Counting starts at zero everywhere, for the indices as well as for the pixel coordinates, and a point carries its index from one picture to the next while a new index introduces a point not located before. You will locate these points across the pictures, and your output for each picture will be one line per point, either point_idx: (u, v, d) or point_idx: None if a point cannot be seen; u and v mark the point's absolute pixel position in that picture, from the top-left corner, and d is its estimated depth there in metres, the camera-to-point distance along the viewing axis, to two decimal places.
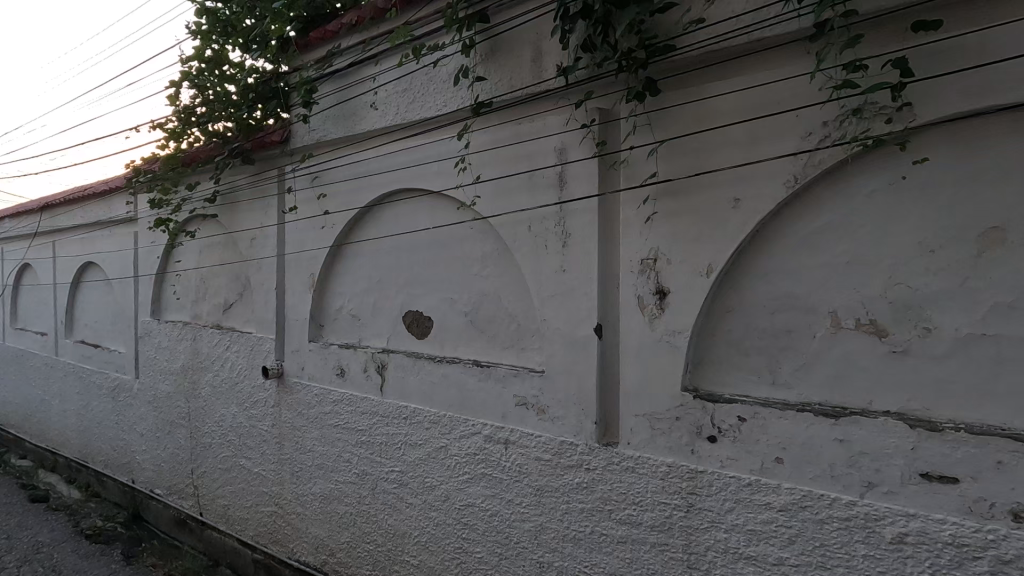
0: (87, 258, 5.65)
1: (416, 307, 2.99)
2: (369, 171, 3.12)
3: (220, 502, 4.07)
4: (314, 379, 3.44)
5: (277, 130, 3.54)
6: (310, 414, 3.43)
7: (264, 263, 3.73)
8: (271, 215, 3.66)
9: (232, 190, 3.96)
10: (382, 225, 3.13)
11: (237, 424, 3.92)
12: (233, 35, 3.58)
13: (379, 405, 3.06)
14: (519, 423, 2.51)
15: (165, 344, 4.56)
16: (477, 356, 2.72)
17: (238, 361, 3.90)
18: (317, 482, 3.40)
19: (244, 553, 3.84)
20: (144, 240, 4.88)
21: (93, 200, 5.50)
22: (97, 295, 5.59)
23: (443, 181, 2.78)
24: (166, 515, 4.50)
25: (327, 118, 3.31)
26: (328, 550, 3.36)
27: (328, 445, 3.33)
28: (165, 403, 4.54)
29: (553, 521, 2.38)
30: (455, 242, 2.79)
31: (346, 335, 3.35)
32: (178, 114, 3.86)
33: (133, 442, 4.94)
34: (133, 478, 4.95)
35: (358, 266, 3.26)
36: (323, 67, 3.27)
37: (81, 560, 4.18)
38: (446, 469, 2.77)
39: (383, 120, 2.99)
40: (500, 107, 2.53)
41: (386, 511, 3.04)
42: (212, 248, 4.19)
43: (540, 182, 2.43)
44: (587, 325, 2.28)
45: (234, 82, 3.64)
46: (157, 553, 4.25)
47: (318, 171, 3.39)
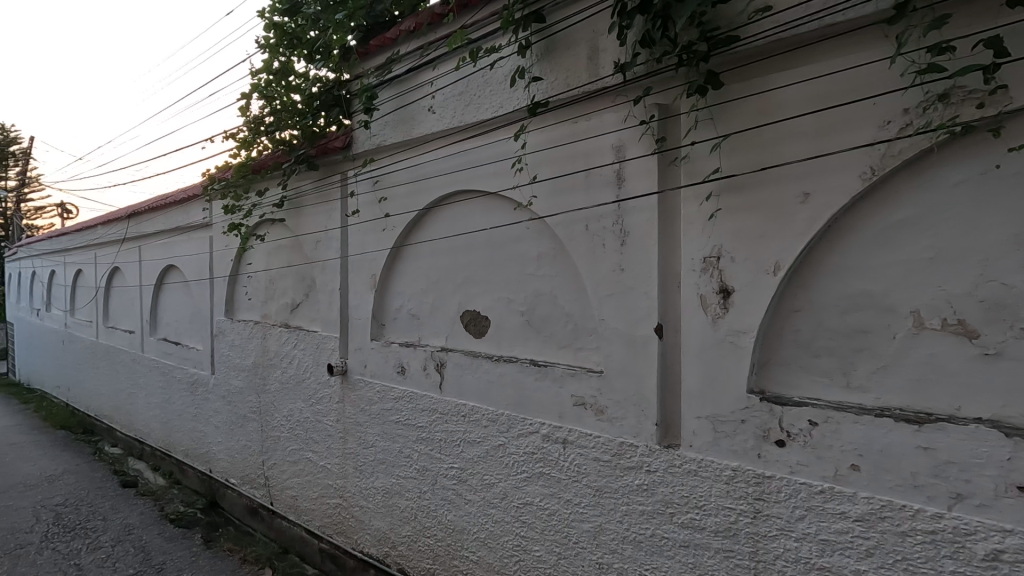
0: (168, 262, 6.05)
1: (473, 306, 3.03)
2: (427, 174, 3.19)
3: (289, 493, 4.27)
4: (375, 377, 3.55)
5: (340, 136, 3.69)
6: (372, 411, 3.54)
7: (328, 265, 3.89)
8: (335, 219, 3.81)
9: (298, 195, 4.13)
10: (439, 227, 3.19)
11: (304, 419, 4.10)
12: (299, 47, 3.72)
13: (438, 402, 3.13)
14: (577, 423, 2.50)
15: (237, 342, 4.83)
16: (534, 355, 2.73)
17: (305, 359, 4.08)
18: (379, 477, 3.52)
19: (312, 542, 4.02)
20: (218, 244, 5.18)
21: (173, 208, 5.90)
22: (177, 297, 5.99)
23: (500, 182, 2.80)
24: (241, 503, 4.77)
25: (387, 124, 3.41)
26: (390, 543, 3.46)
27: (389, 441, 3.43)
28: (238, 398, 4.81)
29: (613, 522, 2.36)
30: (511, 242, 2.81)
31: (406, 334, 3.44)
32: (248, 124, 4.06)
33: (209, 434, 5.26)
34: (210, 468, 5.28)
35: (417, 268, 3.34)
36: (383, 74, 3.37)
37: (166, 542, 4.49)
38: (503, 467, 2.79)
39: (441, 124, 3.05)
40: (556, 106, 2.53)
41: (445, 507, 3.11)
42: (280, 251, 4.40)
43: (597, 180, 2.41)
44: (645, 325, 2.25)
45: (299, 92, 3.79)
46: (232, 539, 4.51)
47: (379, 176, 3.49)
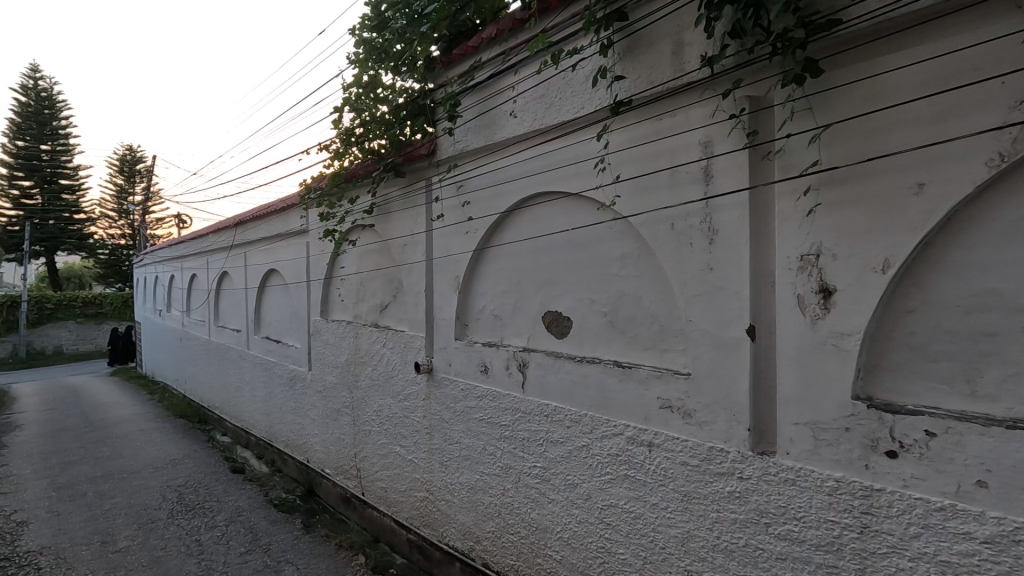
0: (270, 266, 6.56)
1: (555, 307, 3.05)
2: (509, 177, 3.25)
3: (379, 484, 4.50)
4: (459, 375, 3.66)
5: (424, 143, 3.84)
6: (457, 408, 3.65)
7: (415, 267, 4.06)
8: (420, 223, 3.97)
9: (386, 201, 4.35)
10: (521, 229, 3.24)
11: (393, 414, 4.31)
12: (386, 60, 3.86)
13: (521, 402, 3.18)
14: (663, 426, 2.45)
15: (331, 341, 5.15)
16: (618, 356, 2.71)
17: (393, 357, 4.28)
18: (464, 472, 3.62)
19: (401, 533, 4.21)
20: (314, 249, 5.55)
21: (274, 216, 6.39)
22: (278, 298, 6.47)
23: (582, 183, 2.80)
24: (335, 492, 5.08)
25: (470, 130, 3.51)
26: (474, 537, 3.56)
27: (474, 438, 3.52)
28: (333, 393, 5.13)
29: (702, 529, 2.29)
30: (593, 242, 2.80)
31: (489, 334, 3.52)
32: (340, 136, 4.31)
33: (307, 426, 5.64)
34: (307, 458, 5.66)
35: (499, 269, 3.40)
36: (466, 82, 3.47)
37: (271, 525, 4.86)
38: (587, 467, 2.79)
39: (522, 127, 3.10)
40: (640, 104, 2.50)
41: (529, 505, 3.15)
42: (370, 255, 4.64)
43: (683, 178, 2.35)
44: (737, 326, 2.17)
45: (387, 103, 3.98)
46: (328, 525, 4.81)
47: (462, 180, 3.60)
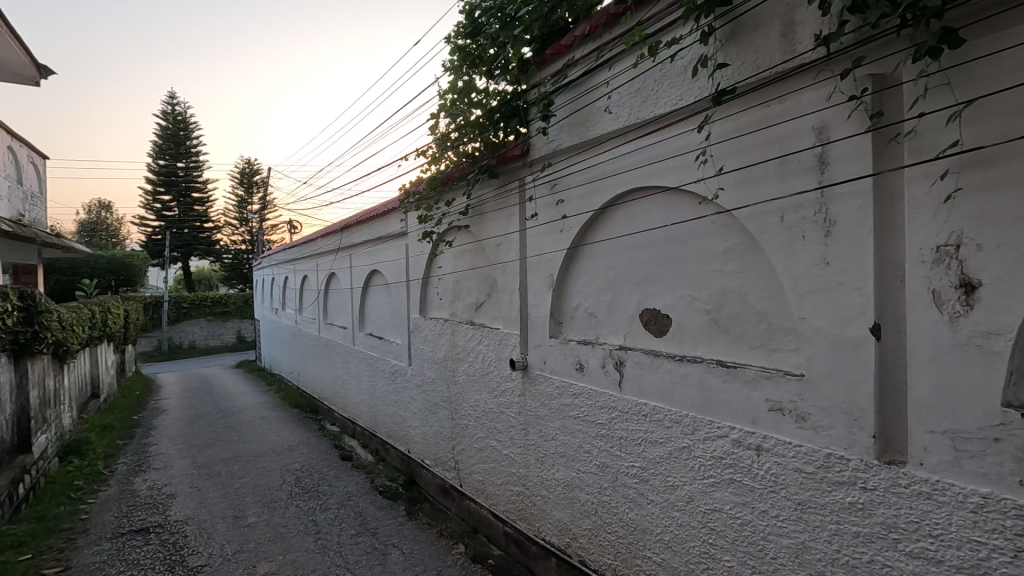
0: (373, 267, 6.97)
1: (653, 304, 2.99)
2: (603, 175, 3.23)
3: (477, 477, 4.64)
4: (555, 372, 3.69)
5: (518, 144, 3.90)
6: (552, 405, 3.69)
7: (509, 266, 4.15)
8: (515, 222, 4.04)
9: (481, 202, 4.47)
10: (616, 226, 3.21)
11: (489, 409, 4.43)
12: (479, 64, 3.91)
13: (618, 400, 3.15)
14: (773, 429, 2.33)
15: (430, 337, 5.38)
16: (721, 356, 2.60)
17: (489, 354, 4.40)
18: (560, 469, 3.65)
19: (497, 525, 4.32)
20: (413, 250, 5.83)
21: (376, 220, 6.78)
22: (380, 297, 6.87)
23: (681, 177, 2.72)
24: (435, 482, 5.31)
25: (563, 128, 3.52)
26: (571, 534, 3.57)
27: (569, 435, 3.54)
28: (432, 387, 5.36)
29: (819, 541, 2.15)
30: (693, 237, 2.71)
31: (584, 332, 3.51)
32: (437, 141, 4.46)
33: (407, 419, 5.94)
34: (408, 448, 5.96)
35: (594, 267, 3.39)
36: (559, 80, 3.48)
37: (377, 510, 5.18)
38: (689, 470, 2.71)
39: (617, 123, 3.07)
40: (745, 92, 2.38)
41: (627, 505, 3.11)
42: (465, 255, 4.80)
43: (795, 167, 2.21)
44: (858, 324, 2.01)
45: (481, 107, 4.05)
46: (429, 514, 5.03)
47: (556, 179, 3.62)
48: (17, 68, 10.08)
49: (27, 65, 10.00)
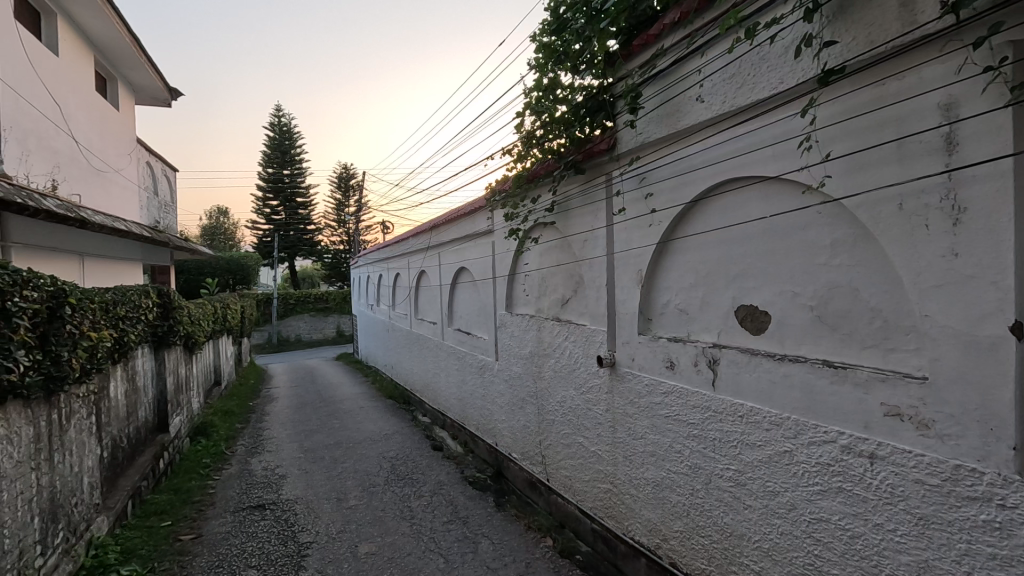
0: (461, 265, 7.19)
1: (750, 300, 2.84)
2: (695, 166, 3.11)
3: (564, 472, 4.67)
4: (643, 370, 3.62)
5: (604, 138, 3.87)
6: (641, 403, 3.62)
7: (596, 262, 4.12)
8: (602, 218, 4.01)
9: (567, 198, 4.47)
10: (710, 219, 3.08)
11: (576, 405, 4.43)
12: (565, 60, 3.84)
13: (712, 400, 3.03)
14: (889, 436, 2.14)
15: (517, 334, 5.47)
16: (828, 355, 2.43)
17: (576, 350, 4.40)
18: (649, 468, 3.58)
19: (585, 521, 4.32)
20: (499, 248, 5.94)
21: (464, 219, 6.98)
22: (468, 294, 7.07)
23: (782, 165, 2.57)
24: (522, 476, 5.41)
25: (652, 120, 3.44)
26: (661, 535, 3.50)
27: (659, 434, 3.46)
28: (519, 382, 5.45)
29: (946, 561, 1.95)
30: (796, 229, 2.55)
31: (675, 329, 3.41)
32: (521, 140, 4.41)
33: (495, 412, 6.08)
34: (496, 442, 6.11)
35: (686, 262, 3.28)
36: (647, 71, 3.39)
37: (467, 499, 5.35)
38: (791, 476, 2.56)
39: (710, 112, 2.95)
40: (856, 70, 2.20)
41: (721, 509, 2.99)
42: (552, 251, 4.81)
43: (916, 149, 2.01)
44: (994, 323, 1.79)
45: (566, 102, 3.92)
46: (517, 506, 5.13)
47: (644, 172, 3.54)
48: (153, 92, 11.40)
49: (161, 89, 11.25)
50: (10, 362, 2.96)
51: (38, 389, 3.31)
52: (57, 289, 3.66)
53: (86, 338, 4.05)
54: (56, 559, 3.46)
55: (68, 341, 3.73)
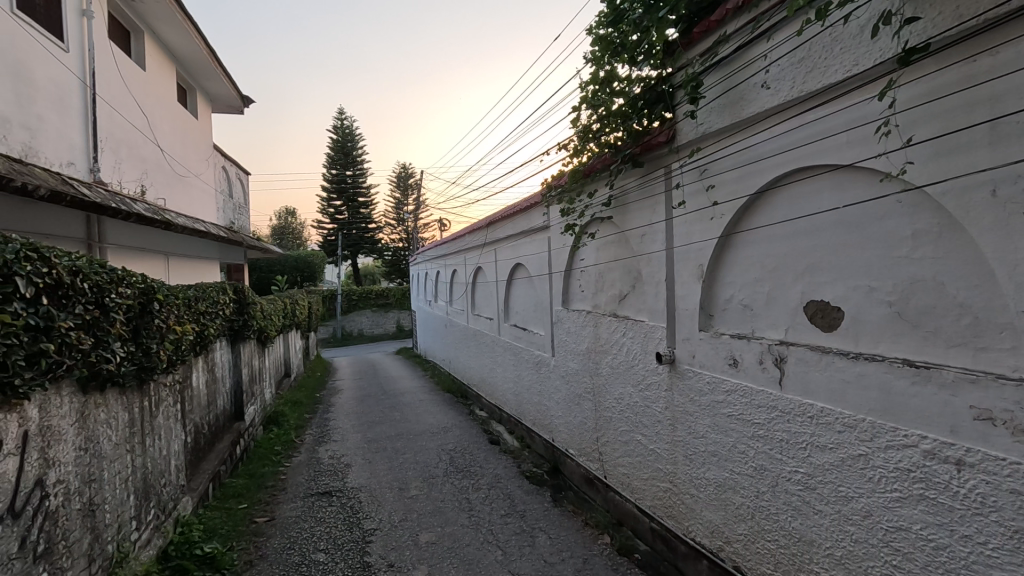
0: (517, 261, 7.22)
1: (820, 296, 2.70)
2: (760, 156, 2.99)
3: (622, 470, 4.62)
4: (705, 367, 3.52)
5: (663, 130, 3.77)
6: (703, 402, 3.52)
7: (655, 257, 4.04)
8: (660, 211, 3.93)
9: (624, 192, 4.40)
10: (777, 211, 2.95)
11: (634, 402, 4.37)
12: (623, 52, 3.72)
13: (779, 400, 2.91)
14: (979, 442, 1.98)
15: (573, 329, 5.46)
16: (909, 354, 2.27)
17: (634, 346, 4.33)
18: (711, 468, 3.48)
19: (643, 520, 4.25)
20: (555, 243, 5.93)
21: (520, 215, 7.01)
22: (524, 290, 7.10)
23: (857, 153, 2.42)
24: (579, 472, 5.39)
25: (713, 109, 3.33)
26: (724, 537, 3.40)
27: (722, 434, 3.36)
28: (576, 378, 5.43)
29: None
30: (873, 220, 2.41)
31: (739, 325, 3.29)
32: (577, 135, 4.31)
33: (552, 408, 6.10)
34: (553, 437, 6.12)
35: (750, 256, 3.16)
36: (708, 59, 3.28)
37: (524, 493, 5.40)
38: (867, 481, 2.42)
39: (776, 99, 2.83)
40: (941, 47, 2.04)
41: (789, 513, 2.87)
42: (609, 246, 4.76)
43: (1011, 130, 1.84)
44: None
45: (622, 95, 3.86)
46: (574, 502, 5.12)
47: (706, 164, 3.43)
48: (228, 101, 12.09)
49: (235, 98, 11.90)
50: (109, 353, 3.24)
51: (132, 378, 3.61)
52: (147, 286, 3.96)
53: (172, 331, 4.37)
54: (148, 534, 3.77)
55: (157, 334, 4.05)
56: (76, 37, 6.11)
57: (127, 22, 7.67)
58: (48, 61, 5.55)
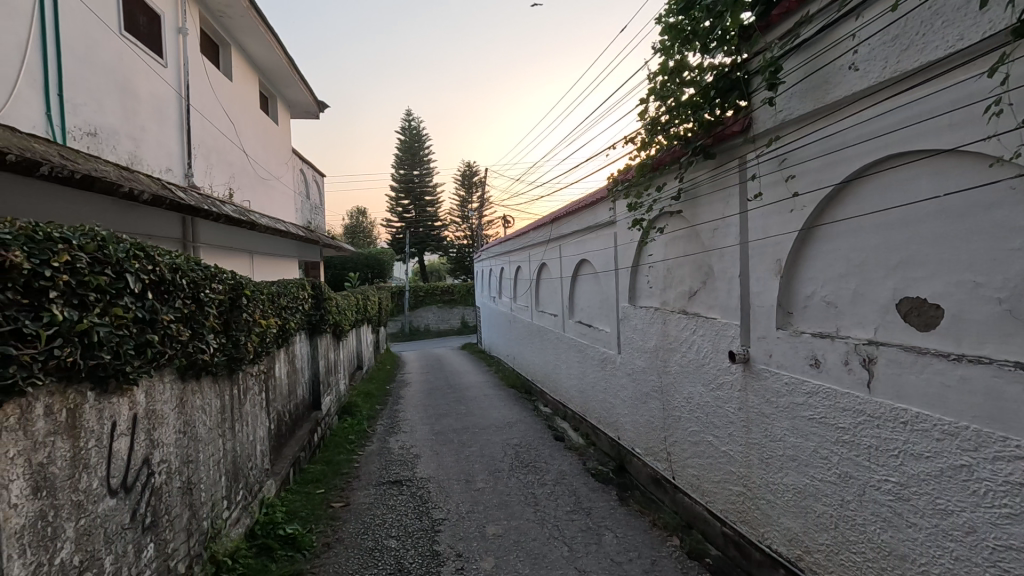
0: (582, 257, 7.16)
1: (916, 292, 2.50)
2: (848, 143, 2.80)
3: (691, 471, 4.50)
4: (783, 367, 3.35)
5: (738, 119, 3.62)
6: (781, 403, 3.36)
7: (728, 252, 3.89)
8: (735, 205, 3.77)
9: (695, 185, 4.26)
10: (865, 200, 2.76)
11: (705, 403, 4.23)
12: (694, 39, 3.61)
13: (866, 403, 2.72)
14: None
15: (641, 326, 5.35)
16: (1021, 357, 2.06)
17: (704, 344, 4.20)
18: (789, 473, 3.32)
19: (714, 524, 4.11)
20: (622, 239, 5.83)
21: (585, 211, 6.93)
22: (589, 286, 7.03)
23: (961, 136, 2.22)
24: (646, 472, 5.29)
25: (794, 96, 3.15)
26: (803, 546, 3.23)
27: (801, 438, 3.19)
28: (643, 376, 5.33)
29: None
30: (979, 209, 2.20)
31: (821, 324, 3.10)
32: (645, 127, 4.20)
33: (618, 406, 6.02)
34: (619, 436, 6.04)
35: (834, 250, 2.98)
36: (788, 43, 3.10)
37: (589, 490, 5.37)
38: (970, 494, 2.23)
39: (865, 82, 2.64)
40: None
41: (878, 524, 2.69)
42: (678, 241, 4.63)
43: None
44: None
45: (694, 85, 3.71)
46: (642, 502, 5.02)
47: (785, 153, 3.26)
48: (305, 106, 12.73)
49: (312, 103, 12.51)
50: (204, 344, 3.52)
51: (224, 367, 3.91)
52: (237, 283, 4.26)
53: (258, 325, 4.69)
54: (238, 513, 4.07)
55: (245, 327, 4.35)
56: (173, 53, 6.64)
57: (216, 36, 8.24)
58: (150, 76, 6.07)
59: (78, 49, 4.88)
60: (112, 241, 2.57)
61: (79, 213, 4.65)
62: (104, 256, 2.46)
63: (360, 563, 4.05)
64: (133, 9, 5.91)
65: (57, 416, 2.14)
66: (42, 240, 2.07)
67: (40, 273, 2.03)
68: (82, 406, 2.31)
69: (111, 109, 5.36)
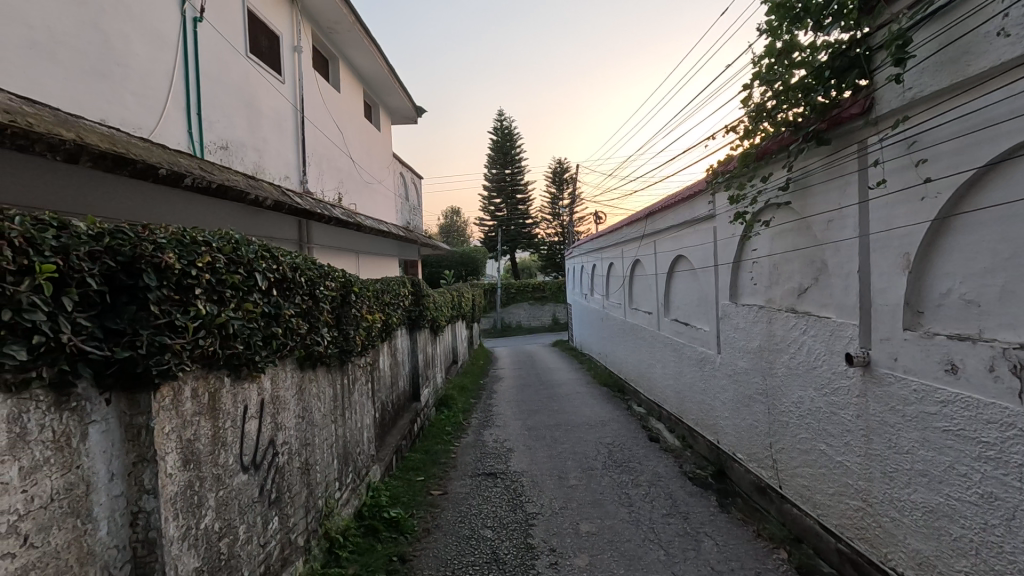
0: (679, 253, 6.91)
1: None
2: (995, 120, 2.46)
3: (801, 481, 4.20)
4: (911, 373, 3.02)
5: (858, 100, 3.30)
6: (908, 412, 3.05)
7: (845, 245, 3.58)
8: (853, 194, 3.45)
9: (807, 174, 3.94)
10: (1017, 184, 2.42)
11: (817, 408, 3.93)
12: (805, 16, 3.33)
13: (1017, 417, 2.39)
14: None
15: (743, 326, 5.08)
16: None
17: (817, 345, 3.90)
18: (918, 490, 3.00)
19: (828, 540, 3.81)
20: (722, 233, 5.55)
21: (682, 205, 6.67)
22: (686, 283, 6.77)
23: None
24: (749, 479, 5.02)
25: (926, 70, 2.83)
26: (935, 572, 2.91)
27: (933, 451, 2.87)
28: (746, 378, 5.06)
29: None
30: None
31: (960, 325, 2.76)
32: (749, 114, 3.95)
33: (718, 408, 5.75)
34: (719, 440, 5.77)
35: (977, 241, 2.64)
36: (919, 12, 2.78)
37: (687, 494, 5.18)
38: None
39: (1017, 49, 2.31)
40: None
41: None
42: (787, 234, 4.32)
43: None
44: None
45: (805, 66, 3.43)
46: (744, 510, 4.76)
47: (914, 135, 2.93)
48: (405, 113, 13.35)
49: (410, 109, 13.10)
50: (319, 336, 3.82)
51: (336, 358, 4.22)
52: (347, 280, 4.58)
53: (365, 320, 5.01)
54: (348, 494, 4.38)
55: (354, 321, 4.67)
56: (290, 70, 7.24)
57: (325, 51, 8.86)
58: (270, 93, 6.67)
59: (212, 72, 5.48)
60: (243, 243, 2.87)
61: (215, 218, 5.22)
62: (237, 256, 2.74)
63: (458, 550, 4.20)
64: (257, 33, 6.53)
65: (201, 398, 2.43)
66: (189, 243, 2.35)
67: (187, 272, 2.30)
68: (221, 390, 2.60)
69: (239, 124, 5.97)
